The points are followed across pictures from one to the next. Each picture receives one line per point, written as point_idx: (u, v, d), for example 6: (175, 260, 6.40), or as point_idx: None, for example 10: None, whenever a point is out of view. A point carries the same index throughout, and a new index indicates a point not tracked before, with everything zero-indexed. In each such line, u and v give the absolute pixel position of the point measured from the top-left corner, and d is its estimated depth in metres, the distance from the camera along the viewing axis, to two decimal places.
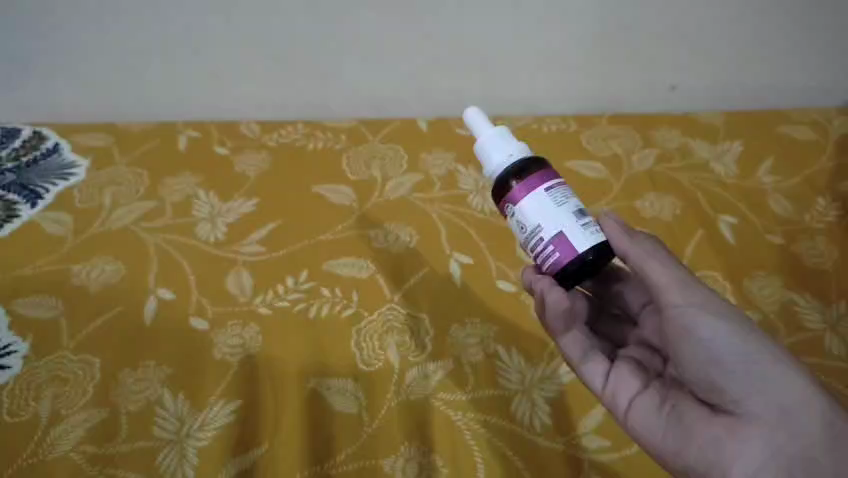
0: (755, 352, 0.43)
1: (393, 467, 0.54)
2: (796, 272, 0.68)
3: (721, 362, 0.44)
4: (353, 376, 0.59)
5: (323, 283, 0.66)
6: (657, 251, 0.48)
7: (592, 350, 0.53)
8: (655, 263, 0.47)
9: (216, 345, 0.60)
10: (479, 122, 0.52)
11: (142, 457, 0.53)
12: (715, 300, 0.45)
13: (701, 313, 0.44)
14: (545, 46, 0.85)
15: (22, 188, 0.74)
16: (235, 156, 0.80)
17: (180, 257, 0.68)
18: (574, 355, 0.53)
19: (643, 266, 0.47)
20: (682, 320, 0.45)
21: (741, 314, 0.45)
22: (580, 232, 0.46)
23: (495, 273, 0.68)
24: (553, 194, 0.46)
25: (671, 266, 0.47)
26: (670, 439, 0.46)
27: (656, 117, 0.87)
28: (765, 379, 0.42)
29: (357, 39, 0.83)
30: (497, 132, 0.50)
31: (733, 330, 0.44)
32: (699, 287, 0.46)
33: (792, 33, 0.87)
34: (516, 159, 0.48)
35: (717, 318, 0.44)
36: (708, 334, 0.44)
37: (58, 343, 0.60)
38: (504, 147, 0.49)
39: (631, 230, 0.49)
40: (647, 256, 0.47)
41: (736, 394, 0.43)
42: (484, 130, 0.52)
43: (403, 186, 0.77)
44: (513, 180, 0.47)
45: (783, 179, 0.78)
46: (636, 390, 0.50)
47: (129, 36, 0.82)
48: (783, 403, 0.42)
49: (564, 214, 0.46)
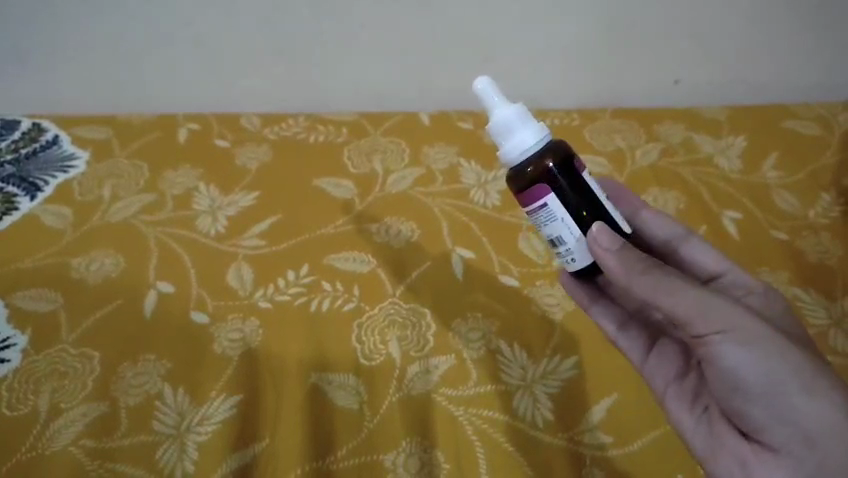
0: (780, 382, 0.41)
1: (394, 463, 0.53)
2: (801, 269, 0.67)
3: (745, 389, 0.42)
4: (354, 371, 0.58)
5: (324, 277, 0.65)
6: (667, 276, 0.43)
7: (628, 326, 0.56)
8: (666, 293, 0.42)
9: (216, 339, 0.60)
10: (493, 97, 0.47)
11: (143, 451, 0.53)
12: (739, 323, 0.42)
13: (723, 341, 0.42)
14: (547, 40, 0.85)
15: (21, 181, 0.74)
16: (236, 149, 0.79)
17: (180, 251, 0.67)
18: (608, 330, 0.56)
19: (651, 298, 0.43)
20: (705, 346, 0.43)
21: (770, 334, 0.42)
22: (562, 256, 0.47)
23: (497, 268, 0.67)
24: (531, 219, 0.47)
25: (685, 290, 0.42)
26: (699, 442, 0.47)
27: (660, 112, 0.86)
28: (792, 408, 0.41)
29: (358, 33, 0.82)
30: (510, 117, 0.46)
31: (759, 357, 0.42)
32: (721, 308, 0.42)
33: (797, 29, 0.86)
34: (526, 153, 0.45)
35: (741, 345, 0.42)
36: (732, 362, 0.42)
37: (58, 337, 0.59)
38: (516, 137, 0.46)
39: (632, 256, 0.43)
40: (651, 290, 0.42)
41: (762, 420, 0.43)
42: (498, 108, 0.47)
43: (404, 180, 0.76)
44: (529, 167, 0.45)
45: (788, 175, 0.77)
46: (670, 379, 0.52)
47: (127, 29, 0.81)
48: (810, 433, 0.41)
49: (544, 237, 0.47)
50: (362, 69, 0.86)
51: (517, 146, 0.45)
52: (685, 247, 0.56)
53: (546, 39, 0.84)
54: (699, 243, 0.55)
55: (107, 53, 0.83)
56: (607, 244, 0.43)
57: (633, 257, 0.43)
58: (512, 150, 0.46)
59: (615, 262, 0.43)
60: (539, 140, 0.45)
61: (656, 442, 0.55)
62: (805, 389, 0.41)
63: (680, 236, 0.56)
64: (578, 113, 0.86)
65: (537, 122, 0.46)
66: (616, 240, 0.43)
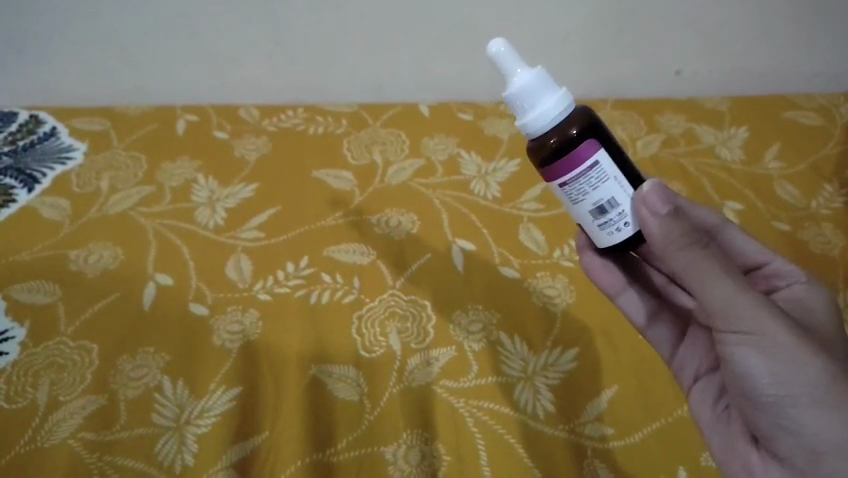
0: (789, 397, 0.42)
1: (394, 455, 0.53)
2: (803, 259, 0.66)
3: (754, 396, 0.44)
4: (355, 363, 0.58)
5: (324, 269, 0.65)
6: (705, 263, 0.42)
7: (656, 315, 0.59)
8: (700, 276, 0.42)
9: (215, 331, 0.59)
10: (510, 62, 0.45)
11: (141, 444, 0.52)
12: (763, 330, 0.42)
13: (741, 346, 0.43)
14: (548, 31, 0.84)
15: (18, 173, 0.73)
16: (235, 141, 0.79)
17: (178, 242, 0.67)
18: (637, 319, 0.59)
19: (685, 273, 0.43)
20: (727, 348, 0.44)
21: (793, 344, 0.42)
22: (596, 228, 0.45)
23: (499, 259, 0.67)
24: (567, 191, 0.44)
25: (718, 284, 0.42)
26: (716, 441, 0.50)
27: (662, 103, 0.86)
28: (801, 423, 0.42)
29: (357, 23, 0.82)
30: (535, 81, 0.44)
31: (775, 367, 0.42)
32: (750, 312, 0.42)
33: (802, 16, 0.85)
34: (546, 125, 0.43)
35: (759, 354, 0.42)
36: (747, 369, 0.43)
37: (56, 329, 0.59)
38: (546, 100, 0.44)
39: (677, 224, 0.42)
40: (687, 268, 0.43)
41: (771, 428, 0.44)
42: (515, 75, 0.45)
43: (404, 171, 0.76)
44: (552, 138, 0.43)
45: (790, 166, 0.77)
46: (703, 368, 0.55)
47: (123, 20, 0.80)
48: (813, 448, 0.42)
49: (577, 211, 0.45)
50: (361, 60, 0.85)
51: (544, 113, 0.43)
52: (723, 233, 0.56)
53: (548, 28, 0.83)
54: (738, 230, 0.54)
55: (104, 43, 0.82)
56: (654, 207, 0.43)
57: (678, 230, 0.42)
58: (540, 117, 0.44)
59: (656, 227, 0.43)
60: (561, 111, 0.44)
61: (658, 433, 0.55)
62: (816, 404, 0.41)
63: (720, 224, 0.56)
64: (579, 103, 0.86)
65: (558, 88, 0.45)
66: (665, 204, 0.43)
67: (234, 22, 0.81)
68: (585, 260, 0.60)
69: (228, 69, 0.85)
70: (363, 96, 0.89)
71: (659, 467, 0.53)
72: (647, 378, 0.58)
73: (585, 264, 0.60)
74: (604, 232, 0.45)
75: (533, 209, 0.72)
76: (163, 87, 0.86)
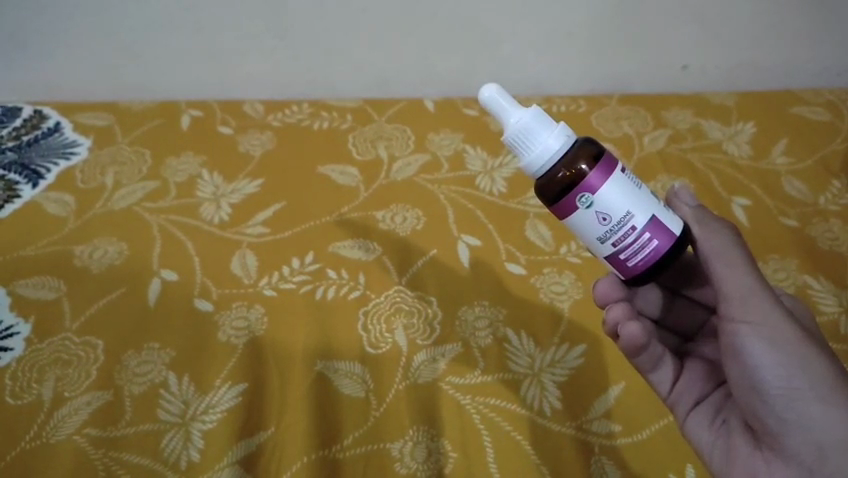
0: (797, 389, 0.42)
1: (400, 451, 0.53)
2: (811, 256, 0.66)
3: (762, 391, 0.44)
4: (360, 360, 0.57)
5: (329, 265, 0.65)
6: (733, 250, 0.45)
7: (662, 358, 0.55)
8: (724, 263, 0.45)
9: (221, 327, 0.59)
10: (504, 105, 0.46)
11: (146, 441, 0.52)
12: (775, 323, 0.43)
13: (752, 337, 0.43)
14: (554, 27, 0.83)
15: (22, 168, 0.73)
16: (239, 136, 0.79)
17: (182, 237, 0.67)
18: (645, 366, 0.54)
19: (710, 259, 0.46)
20: (735, 341, 0.44)
21: (800, 341, 0.43)
22: (664, 213, 0.44)
23: (504, 255, 0.66)
24: (629, 177, 0.43)
25: (741, 273, 0.45)
26: (717, 457, 0.49)
27: (668, 98, 0.85)
28: (808, 416, 0.42)
29: (361, 17, 0.81)
30: (530, 122, 0.44)
31: (784, 359, 0.43)
32: (762, 305, 0.43)
33: (811, 11, 0.84)
34: (551, 160, 0.43)
35: (770, 346, 0.43)
36: (755, 360, 0.43)
37: (61, 325, 0.59)
38: (544, 138, 0.44)
39: (705, 215, 0.48)
40: (715, 252, 0.46)
41: (776, 424, 0.43)
42: (511, 115, 0.45)
43: (410, 167, 0.75)
44: (559, 173, 0.43)
45: (798, 162, 0.76)
46: (698, 395, 0.54)
47: (125, 15, 0.79)
48: (819, 444, 0.41)
49: (644, 196, 0.43)
50: (367, 55, 0.85)
51: (544, 151, 0.43)
52: None
53: (553, 24, 0.83)
54: None
55: (107, 39, 0.81)
56: (687, 200, 0.49)
57: (709, 220, 0.47)
58: (539, 156, 0.44)
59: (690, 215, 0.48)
60: (562, 144, 0.44)
61: (666, 430, 0.54)
62: (820, 399, 0.41)
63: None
64: (586, 99, 0.85)
65: (556, 122, 0.45)
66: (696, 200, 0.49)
67: (236, 17, 0.80)
68: (631, 333, 0.49)
69: (233, 65, 0.85)
70: (369, 92, 0.89)
71: (668, 464, 0.53)
72: None
73: (629, 338, 0.49)
74: (669, 213, 0.45)
75: (539, 204, 0.72)
76: (167, 83, 0.86)
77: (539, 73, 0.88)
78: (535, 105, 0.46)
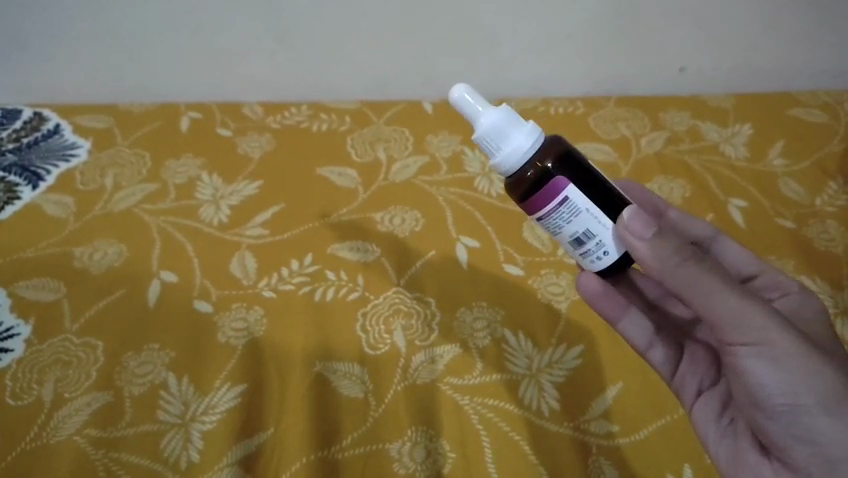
0: (802, 404, 0.41)
1: (400, 451, 0.53)
2: (808, 257, 0.66)
3: (767, 405, 0.43)
4: (359, 360, 0.58)
5: (327, 266, 0.65)
6: (707, 278, 0.41)
7: (657, 337, 0.57)
8: (701, 293, 0.41)
9: (220, 328, 0.59)
10: (473, 106, 0.46)
11: (145, 440, 0.52)
12: (774, 339, 0.41)
13: (752, 358, 0.42)
14: (552, 29, 0.83)
15: (22, 171, 0.73)
16: (239, 137, 0.79)
17: (182, 238, 0.67)
18: (639, 344, 0.56)
19: (685, 291, 0.42)
20: (735, 357, 0.43)
21: (803, 353, 0.41)
22: (582, 256, 0.45)
23: (503, 257, 0.67)
24: (545, 223, 0.44)
25: (724, 297, 0.41)
26: (722, 454, 0.49)
27: (666, 100, 0.86)
28: (815, 431, 0.41)
29: (360, 20, 0.81)
30: (495, 128, 0.44)
31: (785, 377, 0.41)
32: (755, 326, 0.41)
33: (806, 14, 0.85)
34: (517, 163, 0.44)
35: (772, 365, 0.41)
36: (758, 378, 0.42)
37: (62, 326, 0.59)
38: (510, 142, 0.44)
39: (665, 245, 0.41)
40: (686, 285, 0.41)
41: (783, 438, 0.43)
42: (480, 117, 0.45)
43: (409, 168, 0.76)
44: (528, 172, 0.44)
45: (794, 163, 0.76)
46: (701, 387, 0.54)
47: (125, 17, 0.79)
48: (828, 457, 0.41)
49: (559, 240, 0.45)
50: (366, 57, 0.85)
51: (509, 155, 0.44)
52: (716, 245, 0.59)
53: (551, 25, 0.83)
54: (729, 242, 0.58)
55: (106, 40, 0.82)
56: (640, 233, 0.41)
57: (668, 249, 0.41)
58: (504, 160, 0.44)
59: (647, 251, 0.41)
60: (527, 150, 0.44)
61: (664, 431, 0.55)
62: (828, 413, 0.40)
63: (710, 235, 0.59)
64: (584, 100, 0.86)
65: (524, 125, 0.45)
66: (649, 227, 0.41)
67: (235, 18, 0.80)
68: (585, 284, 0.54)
69: (232, 66, 0.85)
70: (369, 94, 0.89)
71: (665, 464, 0.53)
72: (653, 374, 0.58)
73: (582, 285, 0.54)
74: (588, 259, 0.45)
75: None
76: (167, 84, 0.87)
77: (537, 74, 0.88)
78: (505, 104, 0.46)
